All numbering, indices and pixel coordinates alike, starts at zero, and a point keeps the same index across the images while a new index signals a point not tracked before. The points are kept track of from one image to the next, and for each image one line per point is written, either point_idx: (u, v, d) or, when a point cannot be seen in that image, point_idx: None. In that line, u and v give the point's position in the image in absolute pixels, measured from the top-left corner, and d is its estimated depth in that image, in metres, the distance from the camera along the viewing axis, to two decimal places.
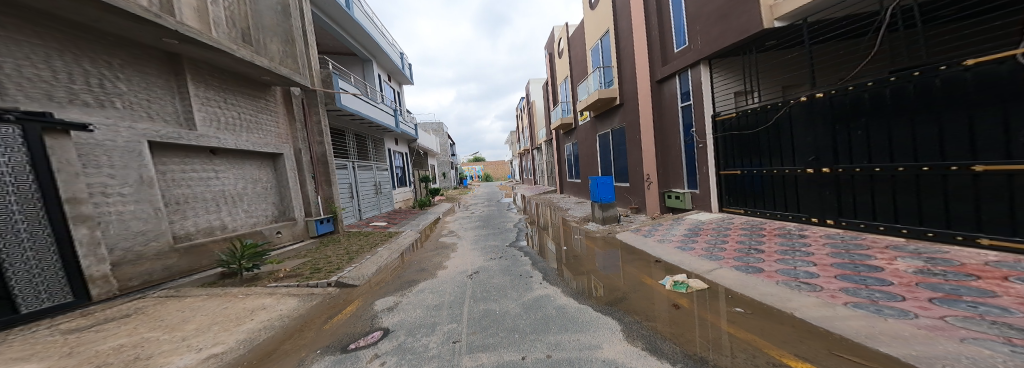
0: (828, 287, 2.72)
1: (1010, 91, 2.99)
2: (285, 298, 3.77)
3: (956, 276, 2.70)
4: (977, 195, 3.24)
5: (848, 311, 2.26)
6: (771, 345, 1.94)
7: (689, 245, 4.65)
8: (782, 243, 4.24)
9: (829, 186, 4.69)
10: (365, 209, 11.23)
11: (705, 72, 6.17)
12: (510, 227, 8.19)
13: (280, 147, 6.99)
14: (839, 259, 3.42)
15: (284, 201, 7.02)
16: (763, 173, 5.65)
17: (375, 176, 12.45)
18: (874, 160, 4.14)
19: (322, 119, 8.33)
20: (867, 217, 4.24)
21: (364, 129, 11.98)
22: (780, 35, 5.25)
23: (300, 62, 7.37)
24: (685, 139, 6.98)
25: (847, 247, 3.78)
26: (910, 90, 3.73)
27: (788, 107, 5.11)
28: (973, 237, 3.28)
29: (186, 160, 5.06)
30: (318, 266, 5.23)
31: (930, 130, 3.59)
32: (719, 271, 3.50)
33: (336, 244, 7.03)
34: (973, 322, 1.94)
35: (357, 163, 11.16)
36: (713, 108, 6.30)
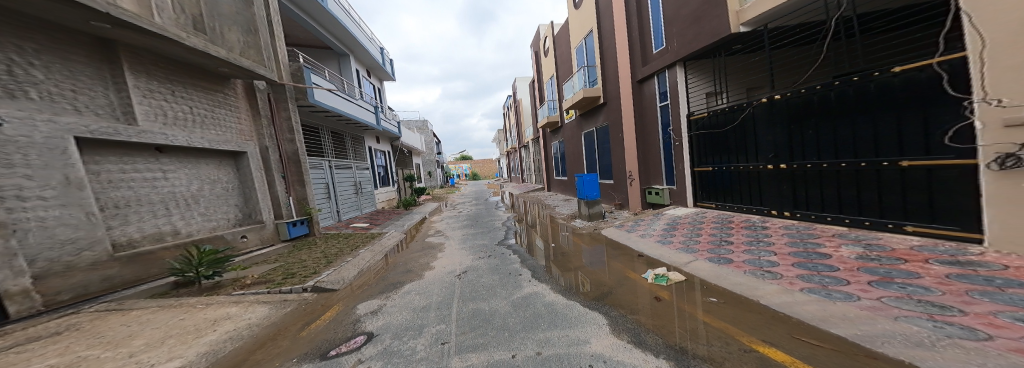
0: (787, 275, 2.96)
1: (930, 94, 3.37)
2: (254, 306, 3.54)
3: (888, 260, 3.03)
4: (905, 187, 3.65)
5: (804, 296, 2.47)
6: (742, 332, 2.08)
7: (668, 239, 4.88)
8: (747, 235, 4.57)
9: (786, 181, 5.07)
10: (344, 210, 10.77)
11: (680, 73, 6.47)
12: (500, 225, 8.19)
13: (243, 145, 6.54)
14: (795, 248, 3.74)
15: (250, 203, 6.61)
16: (729, 169, 5.98)
17: (355, 175, 11.94)
18: (823, 157, 4.54)
19: (292, 115, 7.84)
20: (817, 209, 4.65)
21: (341, 126, 11.43)
22: (745, 40, 5.58)
23: (263, 54, 6.89)
24: (663, 138, 7.27)
25: (802, 237, 4.13)
26: (851, 93, 4.11)
27: (751, 107, 5.47)
28: (901, 225, 3.69)
29: (125, 159, 4.60)
30: (291, 271, 4.94)
31: (867, 129, 3.99)
32: (694, 263, 3.69)
33: (313, 248, 6.68)
34: (903, 302, 2.18)
35: (335, 163, 10.64)
36: (687, 108, 6.60)
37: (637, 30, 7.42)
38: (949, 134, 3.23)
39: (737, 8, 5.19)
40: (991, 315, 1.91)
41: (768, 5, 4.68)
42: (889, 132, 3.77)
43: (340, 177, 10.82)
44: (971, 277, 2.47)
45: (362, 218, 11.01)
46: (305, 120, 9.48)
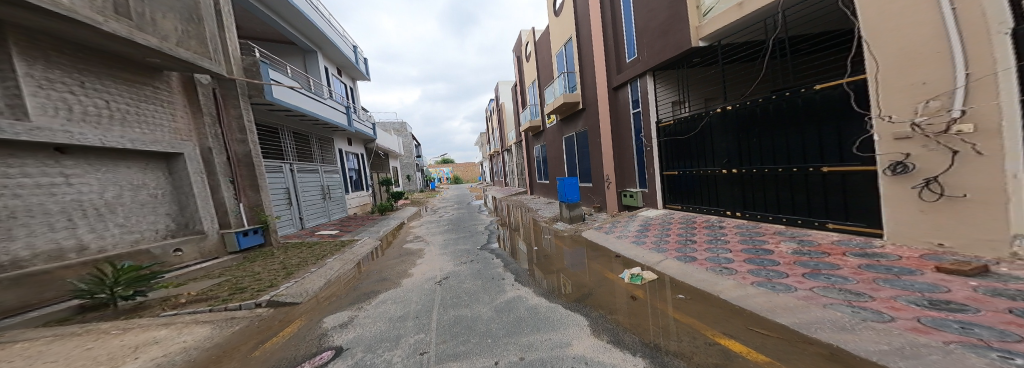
0: (740, 270, 3.26)
1: (842, 110, 3.94)
2: (192, 326, 3.12)
3: (814, 254, 3.47)
4: (827, 189, 4.21)
5: (755, 289, 2.73)
6: (707, 326, 2.24)
7: (643, 239, 5.13)
8: (709, 234, 4.97)
9: (737, 185, 5.61)
10: (309, 218, 9.93)
11: (650, 82, 6.87)
12: (482, 229, 8.06)
13: (177, 146, 5.83)
14: (745, 245, 4.13)
15: (188, 211, 5.89)
16: (693, 173, 6.46)
17: (322, 179, 11.09)
18: (764, 162, 5.11)
19: (243, 113, 7.12)
20: (761, 209, 5.20)
21: (305, 126, 10.48)
22: (703, 54, 6.12)
23: (209, 46, 6.20)
24: (636, 143, 7.66)
25: (750, 235, 4.59)
26: (785, 107, 4.68)
27: (708, 116, 6.00)
28: (824, 222, 4.26)
29: (10, 161, 3.84)
30: (240, 285, 4.44)
31: (796, 139, 4.56)
32: (665, 262, 3.92)
33: (269, 259, 6.08)
34: (831, 291, 2.50)
35: (298, 165, 9.80)
36: (656, 115, 7.04)
37: (613, 40, 7.79)
38: (855, 145, 3.81)
39: (697, 24, 5.62)
40: (894, 300, 2.26)
41: (722, 22, 5.14)
42: (813, 142, 4.34)
43: (304, 181, 9.98)
44: (878, 267, 2.90)
45: (330, 225, 10.24)
46: (262, 119, 8.65)
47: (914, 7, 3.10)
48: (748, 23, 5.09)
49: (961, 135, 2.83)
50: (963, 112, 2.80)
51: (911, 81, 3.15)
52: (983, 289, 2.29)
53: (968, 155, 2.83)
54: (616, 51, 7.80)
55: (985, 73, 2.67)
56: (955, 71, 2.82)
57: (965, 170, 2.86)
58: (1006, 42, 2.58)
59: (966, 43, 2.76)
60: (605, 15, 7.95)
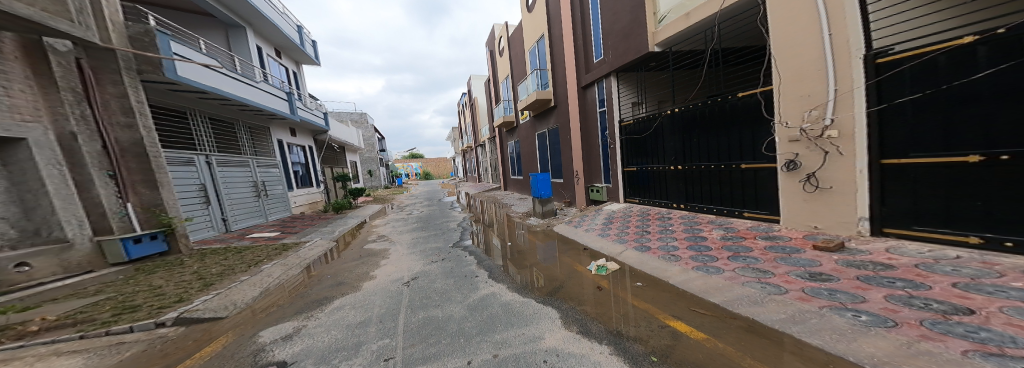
0: (684, 256, 3.67)
1: (755, 116, 4.59)
2: (60, 357, 2.47)
3: (734, 238, 4.10)
4: (743, 183, 4.89)
5: (695, 273, 3.11)
6: (659, 310, 2.51)
7: (608, 232, 5.43)
8: (661, 225, 5.44)
9: (679, 179, 6.13)
10: (236, 219, 8.61)
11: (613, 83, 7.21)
12: (455, 226, 7.77)
13: (19, 129, 4.46)
14: (683, 235, 4.64)
15: (38, 218, 4.60)
16: (648, 169, 6.83)
17: (256, 174, 9.67)
18: (697, 160, 5.71)
19: (131, 93, 5.81)
20: (695, 201, 5.83)
21: (230, 112, 9.02)
22: (657, 59, 6.55)
23: (72, 8, 4.98)
24: (602, 140, 8.02)
25: (689, 224, 5.19)
26: (714, 110, 5.26)
27: (659, 119, 6.37)
28: (741, 212, 4.96)
29: None
30: (129, 303, 3.66)
31: (722, 139, 5.18)
32: (626, 252, 4.22)
33: (169, 269, 5.13)
34: (749, 271, 2.97)
35: (219, 158, 8.38)
36: (619, 114, 7.36)
37: (581, 40, 7.99)
38: (763, 146, 4.49)
39: (653, 30, 6.00)
40: (789, 275, 2.77)
41: (672, 31, 5.58)
42: (733, 142, 5.00)
43: (227, 176, 8.55)
44: (781, 247, 3.52)
45: (270, 227, 8.97)
46: (165, 101, 7.15)
47: (806, 30, 3.73)
48: (690, 34, 5.63)
49: (830, 138, 3.59)
50: (833, 120, 3.54)
51: (802, 93, 3.84)
52: (843, 261, 2.94)
53: (836, 155, 3.57)
54: (585, 50, 8.03)
55: (848, 89, 3.41)
56: (828, 85, 3.53)
57: (832, 167, 3.62)
58: (859, 64, 3.31)
59: (838, 63, 3.46)
60: (575, 13, 8.11)
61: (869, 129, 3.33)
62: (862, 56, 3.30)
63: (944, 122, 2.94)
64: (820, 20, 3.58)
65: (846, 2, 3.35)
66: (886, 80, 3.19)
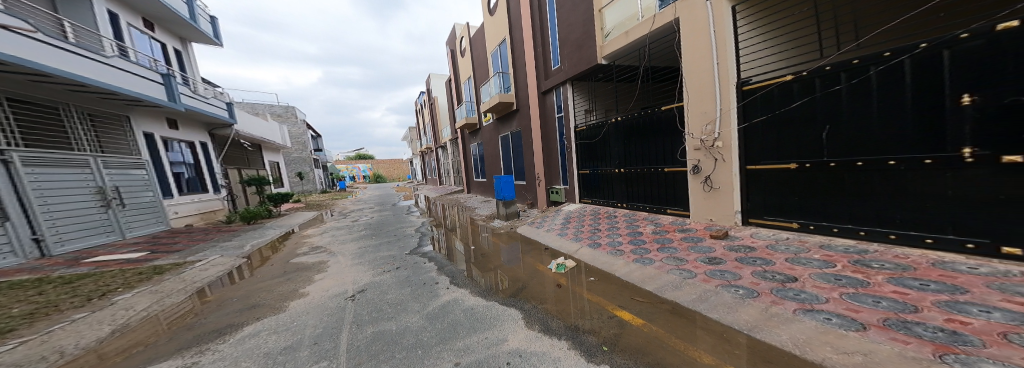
0: (626, 251, 4.04)
1: (668, 127, 5.28)
2: None
3: (658, 231, 4.71)
4: (665, 184, 5.45)
5: (637, 265, 3.49)
6: (609, 302, 2.76)
7: (567, 231, 5.56)
8: (610, 221, 5.75)
9: (620, 180, 6.40)
10: (59, 236, 6.44)
11: (569, 92, 7.32)
12: (410, 232, 7.13)
13: None
14: (618, 231, 5.04)
15: None
16: (598, 172, 6.96)
17: (100, 177, 7.41)
18: (629, 163, 6.20)
19: None
20: (629, 200, 6.28)
21: (50, 92, 6.74)
22: (605, 72, 6.92)
23: None
24: (560, 144, 7.97)
25: (625, 219, 5.74)
26: (644, 119, 5.75)
27: (607, 126, 6.59)
28: (664, 209, 5.51)
29: None
30: None
31: (654, 146, 5.62)
32: (580, 250, 4.45)
33: None
34: (673, 260, 3.47)
35: (29, 155, 6.16)
36: (574, 121, 7.43)
37: (541, 45, 7.98)
38: (679, 153, 5.12)
39: (601, 43, 6.23)
40: (697, 261, 3.33)
41: (615, 46, 5.90)
42: (657, 148, 5.56)
43: (43, 179, 6.34)
44: (695, 238, 4.12)
45: (135, 246, 6.94)
46: None
47: (702, 57, 4.46)
48: (629, 49, 6.03)
49: (718, 148, 4.40)
50: (720, 134, 4.34)
51: (701, 110, 4.57)
52: (728, 247, 3.64)
53: (722, 162, 4.39)
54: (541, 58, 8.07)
55: (727, 108, 4.25)
56: (715, 105, 4.35)
57: (721, 171, 4.42)
58: (733, 89, 4.18)
59: (722, 87, 4.27)
60: (534, 19, 8.07)
61: (741, 141, 4.19)
62: (736, 83, 4.17)
63: (776, 139, 3.86)
64: (711, 50, 4.33)
65: (727, 38, 4.14)
66: (750, 103, 4.08)
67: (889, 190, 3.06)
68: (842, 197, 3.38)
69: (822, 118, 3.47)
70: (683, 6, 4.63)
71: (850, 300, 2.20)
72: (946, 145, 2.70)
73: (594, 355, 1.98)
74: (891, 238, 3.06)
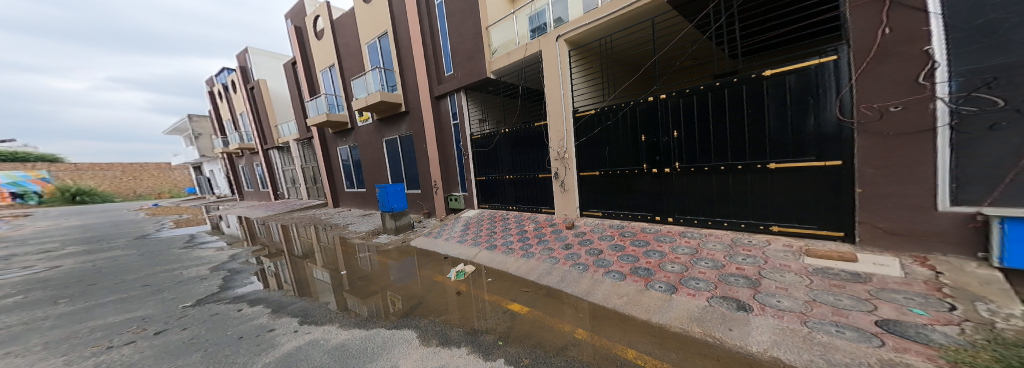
0: (516, 248, 4.38)
1: (537, 138, 6.03)
2: None
3: (536, 227, 5.34)
4: (541, 187, 6.10)
5: (525, 260, 3.90)
6: (506, 299, 2.97)
7: (467, 237, 5.52)
8: (506, 222, 6.02)
9: (511, 185, 6.76)
10: None
11: (463, 99, 7.32)
12: (193, 276, 4.85)
13: None
14: (496, 233, 5.42)
15: None
16: (494, 178, 7.15)
17: None
18: (514, 171, 6.66)
19: None
20: (515, 202, 6.74)
21: None
22: (493, 85, 7.30)
23: None
24: (457, 152, 7.83)
25: (504, 221, 6.14)
26: (523, 132, 6.30)
27: (498, 136, 6.85)
28: (542, 209, 6.13)
29: None
30: None
31: (533, 154, 6.21)
32: (479, 254, 4.52)
33: None
34: (548, 250, 4.07)
35: None
36: (469, 129, 7.44)
37: (431, 47, 7.59)
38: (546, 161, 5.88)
39: (489, 58, 6.57)
40: (559, 249, 4.07)
41: (500, 65, 6.36)
42: (534, 157, 6.19)
43: None
44: (559, 232, 4.83)
45: None
46: None
47: (554, 84, 5.33)
48: (511, 68, 6.56)
49: (566, 159, 5.38)
50: (566, 147, 5.35)
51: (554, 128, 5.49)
52: (575, 233, 4.59)
53: (566, 169, 5.42)
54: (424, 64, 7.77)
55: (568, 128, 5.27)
56: (563, 125, 5.31)
57: (569, 176, 5.43)
58: (570, 116, 5.23)
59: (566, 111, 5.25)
60: (423, 21, 7.62)
61: (577, 153, 5.30)
62: (570, 110, 5.24)
63: (588, 153, 5.21)
64: (558, 80, 5.26)
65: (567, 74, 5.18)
66: (580, 125, 5.21)
67: (634, 189, 4.67)
68: (608, 193, 4.99)
69: (606, 141, 4.94)
70: (545, 41, 5.46)
71: (620, 259, 3.50)
72: (638, 160, 4.60)
73: (491, 353, 2.08)
74: (637, 218, 4.67)
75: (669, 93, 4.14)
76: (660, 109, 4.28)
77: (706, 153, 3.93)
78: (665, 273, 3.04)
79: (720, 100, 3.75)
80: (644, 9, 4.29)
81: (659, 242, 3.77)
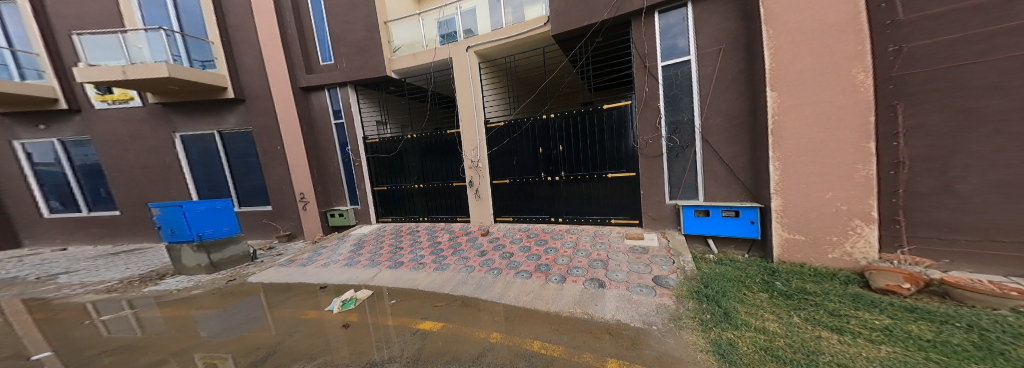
0: (428, 262, 4.08)
1: (450, 146, 5.76)
2: None
3: (450, 237, 5.07)
4: (455, 196, 5.87)
5: (438, 273, 3.66)
6: (414, 318, 2.74)
7: (358, 259, 4.67)
8: (412, 237, 5.38)
9: (423, 195, 6.19)
10: None
11: (352, 95, 6.20)
12: None
13: None
14: (400, 249, 4.83)
15: None
16: (400, 188, 6.36)
17: None
18: (425, 179, 6.15)
19: None
20: (427, 213, 6.23)
21: None
22: (398, 85, 6.60)
23: None
24: (341, 157, 6.57)
25: (390, 239, 5.43)
26: (436, 140, 5.89)
27: (404, 141, 6.16)
28: (457, 218, 5.89)
29: None
30: None
31: (445, 162, 5.88)
32: (379, 275, 3.92)
33: None
34: (463, 260, 3.98)
35: None
36: (361, 131, 6.39)
37: (296, 28, 6.02)
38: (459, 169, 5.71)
39: (388, 56, 6.00)
40: (475, 256, 4.04)
41: (404, 65, 5.92)
42: (445, 166, 5.88)
43: None
44: (475, 240, 4.79)
45: None
46: None
47: (466, 93, 5.35)
48: (421, 71, 6.23)
49: (480, 167, 5.44)
50: (479, 156, 5.42)
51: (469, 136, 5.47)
52: (490, 240, 4.64)
53: (480, 178, 5.47)
54: (269, 43, 5.96)
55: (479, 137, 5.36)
56: (477, 134, 5.36)
57: (482, 184, 5.48)
58: (481, 126, 5.32)
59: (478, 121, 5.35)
60: None
61: (489, 162, 5.42)
62: (483, 121, 5.36)
63: (498, 163, 5.36)
64: (471, 90, 5.31)
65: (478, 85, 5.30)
66: (490, 136, 5.33)
67: (534, 195, 5.12)
68: (518, 199, 5.28)
69: (512, 152, 5.21)
70: (454, 49, 5.38)
71: (527, 260, 3.73)
72: (535, 170, 5.06)
73: None
74: (535, 220, 5.16)
75: (551, 115, 4.79)
76: (551, 123, 4.83)
77: (582, 164, 4.67)
78: (557, 266, 3.45)
79: (590, 122, 4.52)
80: (540, 37, 4.84)
81: (556, 240, 4.25)
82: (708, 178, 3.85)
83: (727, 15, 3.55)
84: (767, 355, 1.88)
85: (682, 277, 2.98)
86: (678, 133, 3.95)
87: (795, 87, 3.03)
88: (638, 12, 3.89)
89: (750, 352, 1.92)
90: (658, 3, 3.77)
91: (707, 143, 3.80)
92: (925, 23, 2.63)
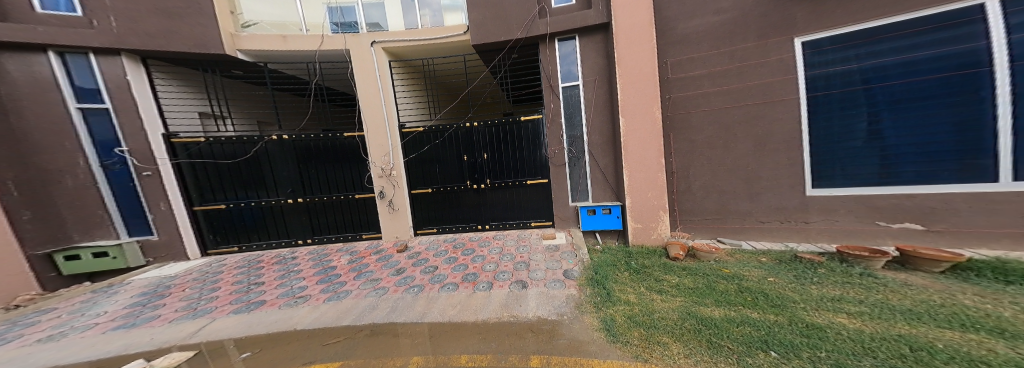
0: (315, 293, 3.35)
1: (341, 152, 4.91)
2: None
3: (356, 258, 4.33)
4: (360, 211, 5.03)
5: (329, 305, 3.05)
6: (298, 362, 2.25)
7: (156, 311, 3.24)
8: (279, 269, 4.18)
9: (303, 213, 4.98)
10: None
11: (131, 69, 4.15)
12: None
13: None
14: (279, 280, 3.79)
15: None
16: (252, 206, 4.85)
17: None
18: (318, 191, 4.99)
19: None
20: (319, 233, 5.06)
21: None
22: (246, 70, 5.04)
23: None
24: (103, 164, 4.10)
25: (246, 274, 4.10)
26: (323, 144, 4.90)
27: (263, 143, 4.79)
28: (363, 235, 5.08)
29: None
30: None
31: (337, 171, 4.95)
32: (211, 326, 2.88)
33: None
34: (370, 282, 3.47)
35: None
36: (163, 125, 4.46)
37: None
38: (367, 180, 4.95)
39: (231, 30, 4.49)
40: (389, 276, 3.59)
41: (265, 46, 4.55)
42: (345, 175, 4.97)
43: None
44: (390, 257, 4.26)
45: None
46: None
47: (375, 94, 4.69)
48: (295, 58, 4.98)
49: (395, 176, 4.85)
50: (394, 164, 4.83)
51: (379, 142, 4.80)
52: (409, 255, 4.24)
53: (397, 188, 4.89)
54: None
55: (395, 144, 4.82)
56: (389, 139, 4.78)
57: (398, 194, 4.91)
58: (396, 130, 4.83)
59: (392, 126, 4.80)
60: None
61: (406, 171, 4.92)
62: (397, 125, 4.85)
63: (418, 171, 4.96)
64: (382, 91, 4.70)
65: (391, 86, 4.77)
66: (407, 142, 4.90)
67: (460, 204, 4.95)
68: (443, 208, 5.00)
69: (435, 159, 4.90)
70: (352, 40, 4.63)
71: (457, 271, 3.57)
72: (459, 178, 4.89)
73: None
74: (462, 229, 5.00)
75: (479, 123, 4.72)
76: (478, 131, 4.75)
77: (504, 172, 4.79)
78: (486, 274, 3.42)
79: (511, 131, 4.65)
80: (460, 45, 4.79)
81: (483, 248, 4.23)
82: (597, 184, 4.44)
83: (601, 50, 4.15)
84: (632, 322, 2.35)
85: (583, 268, 3.40)
86: (577, 144, 4.45)
87: (638, 114, 3.87)
88: (543, 36, 4.21)
89: (622, 323, 2.37)
90: (559, 31, 4.15)
91: (593, 159, 4.40)
92: (732, 72, 3.69)
